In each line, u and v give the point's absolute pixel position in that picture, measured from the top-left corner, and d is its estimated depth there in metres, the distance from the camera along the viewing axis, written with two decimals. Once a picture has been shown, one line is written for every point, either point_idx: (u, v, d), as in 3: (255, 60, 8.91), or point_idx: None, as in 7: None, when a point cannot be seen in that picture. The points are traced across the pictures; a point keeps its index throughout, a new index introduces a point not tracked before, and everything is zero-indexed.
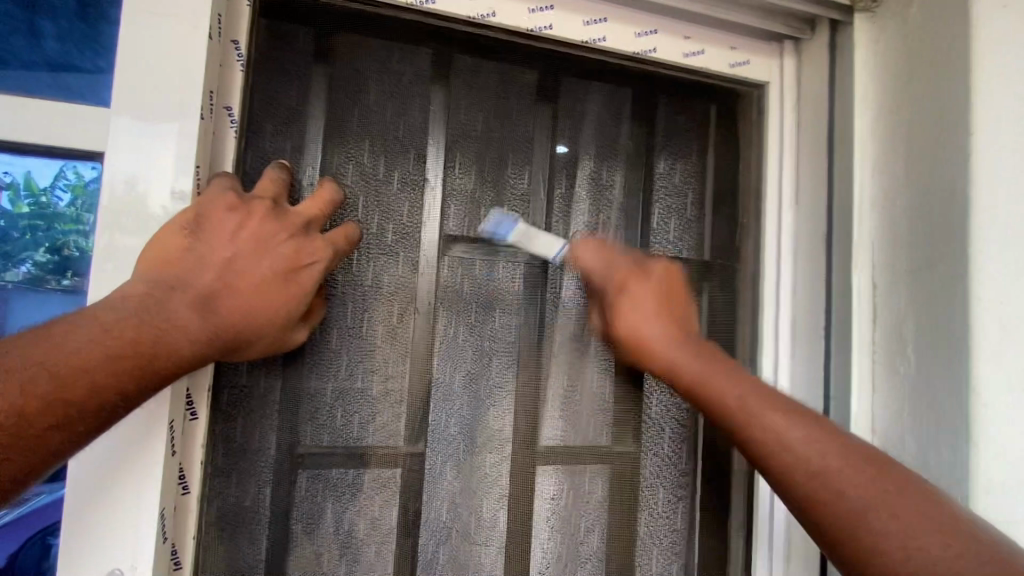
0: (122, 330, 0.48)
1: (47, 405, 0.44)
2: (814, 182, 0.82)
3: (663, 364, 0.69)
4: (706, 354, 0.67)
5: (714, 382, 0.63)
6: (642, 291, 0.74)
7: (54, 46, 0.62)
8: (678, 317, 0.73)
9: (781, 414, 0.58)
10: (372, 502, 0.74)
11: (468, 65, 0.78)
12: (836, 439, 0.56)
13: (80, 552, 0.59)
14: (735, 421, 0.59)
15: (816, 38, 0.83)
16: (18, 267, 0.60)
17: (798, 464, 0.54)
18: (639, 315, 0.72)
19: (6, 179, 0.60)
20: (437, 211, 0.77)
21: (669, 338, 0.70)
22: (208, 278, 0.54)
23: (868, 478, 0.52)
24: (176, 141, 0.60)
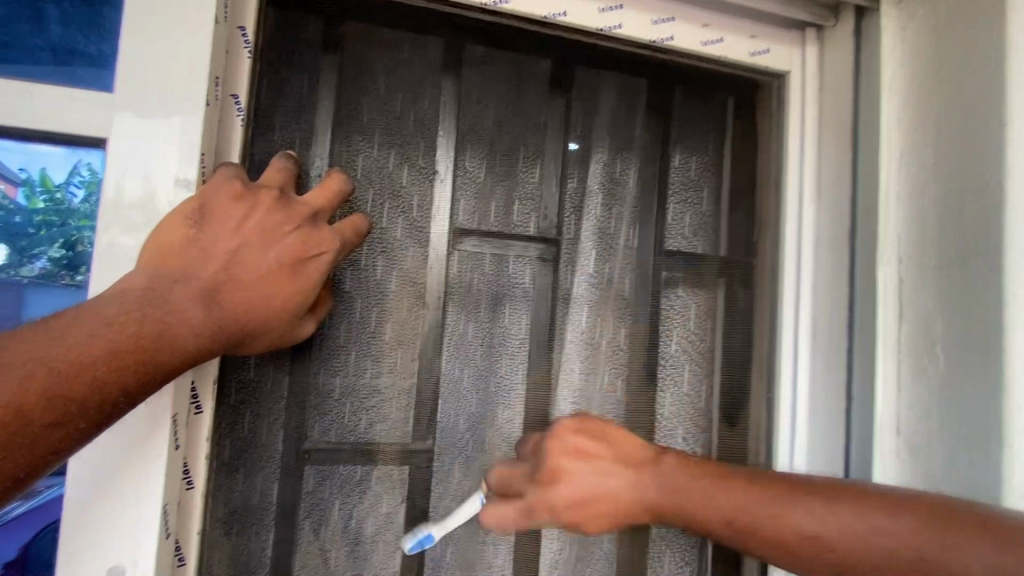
0: (122, 324, 0.46)
1: (48, 400, 0.42)
2: (836, 176, 0.80)
3: (641, 507, 0.60)
4: (680, 476, 0.59)
5: (700, 511, 0.57)
6: (569, 429, 0.64)
7: (57, 28, 0.61)
8: (614, 435, 0.64)
9: (761, 496, 0.56)
10: (379, 499, 0.72)
11: (480, 54, 0.76)
12: (827, 503, 0.53)
13: (81, 549, 0.58)
14: (748, 529, 0.55)
15: (840, 26, 0.81)
16: (32, 262, 0.60)
17: (823, 557, 0.52)
18: (589, 481, 0.61)
19: (22, 175, 0.60)
20: (447, 204, 0.75)
21: (631, 476, 0.61)
22: (214, 270, 0.53)
23: (884, 537, 0.50)
24: (181, 128, 0.59)
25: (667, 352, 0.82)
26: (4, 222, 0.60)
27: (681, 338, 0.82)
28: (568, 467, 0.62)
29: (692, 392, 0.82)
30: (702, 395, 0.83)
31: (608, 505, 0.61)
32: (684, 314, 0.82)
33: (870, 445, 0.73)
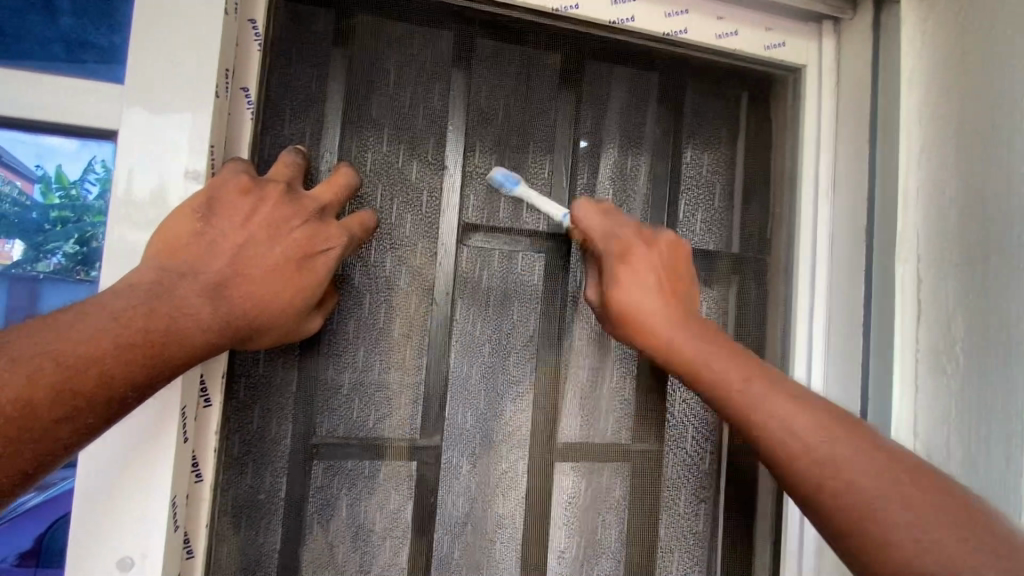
0: (130, 319, 0.46)
1: (57, 395, 0.42)
2: (853, 172, 0.78)
3: (659, 339, 0.64)
4: (708, 337, 0.63)
5: (712, 367, 0.60)
6: (656, 249, 0.69)
7: (70, 20, 0.61)
8: (680, 287, 0.68)
9: (767, 387, 0.56)
10: (386, 495, 0.72)
11: (491, 48, 0.76)
12: (838, 426, 0.52)
13: (91, 542, 0.58)
14: (748, 403, 0.56)
15: (858, 18, 0.79)
16: (48, 258, 0.60)
17: (787, 444, 0.52)
18: (635, 291, 0.66)
19: (39, 172, 0.61)
20: (455, 198, 0.74)
21: (662, 308, 0.65)
22: (222, 264, 0.53)
23: (861, 457, 0.49)
24: (191, 121, 0.59)
25: None
26: (20, 218, 0.60)
27: None
28: (624, 301, 0.67)
29: None
30: None
31: (639, 311, 0.66)
32: (696, 312, 0.80)
33: None
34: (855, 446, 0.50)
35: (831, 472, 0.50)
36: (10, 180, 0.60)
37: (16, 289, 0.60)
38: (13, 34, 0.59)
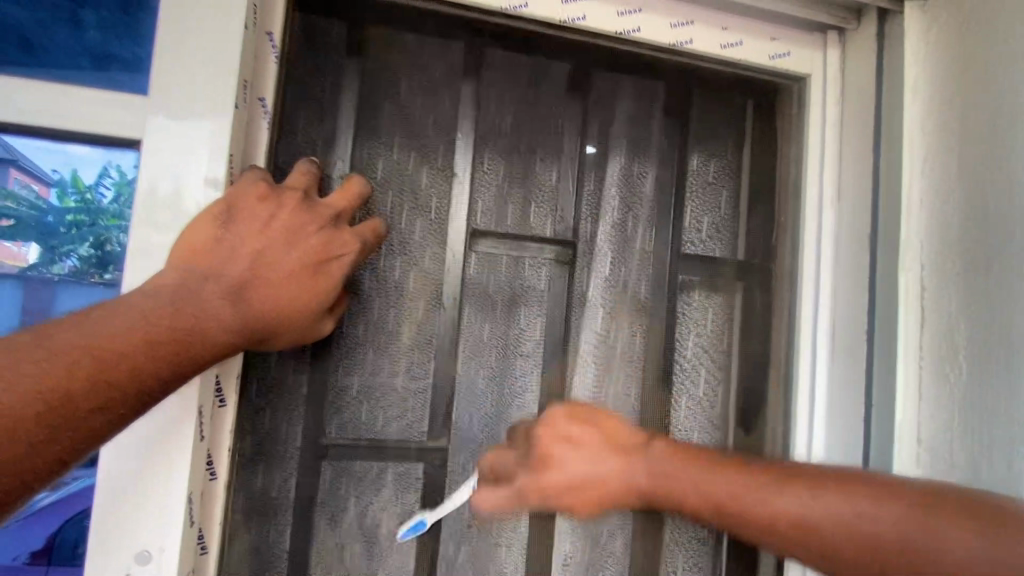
0: (158, 317, 0.48)
1: (91, 385, 0.43)
2: (858, 179, 0.79)
3: (629, 493, 0.56)
4: (664, 462, 0.54)
5: (685, 495, 0.53)
6: (568, 419, 0.61)
7: (95, 36, 0.62)
8: (613, 426, 0.60)
9: (749, 484, 0.50)
10: (394, 496, 0.74)
11: (499, 58, 0.77)
12: (804, 480, 0.49)
13: (112, 533, 0.60)
14: (736, 514, 0.50)
15: (862, 28, 0.80)
16: (63, 260, 0.62)
17: (803, 534, 0.47)
18: (577, 457, 0.58)
19: (55, 177, 0.63)
20: (464, 206, 0.76)
21: (616, 447, 0.57)
22: (240, 268, 0.55)
23: (870, 516, 0.46)
24: (211, 131, 0.61)
25: (682, 354, 0.82)
26: (37, 221, 0.62)
27: (697, 340, 0.82)
28: (561, 453, 0.58)
29: (707, 397, 0.82)
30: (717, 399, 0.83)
31: (590, 476, 0.57)
32: (700, 318, 0.82)
33: (890, 453, 0.72)
34: (860, 510, 0.46)
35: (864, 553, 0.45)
36: (26, 183, 0.62)
37: (32, 291, 0.62)
38: (42, 46, 0.61)
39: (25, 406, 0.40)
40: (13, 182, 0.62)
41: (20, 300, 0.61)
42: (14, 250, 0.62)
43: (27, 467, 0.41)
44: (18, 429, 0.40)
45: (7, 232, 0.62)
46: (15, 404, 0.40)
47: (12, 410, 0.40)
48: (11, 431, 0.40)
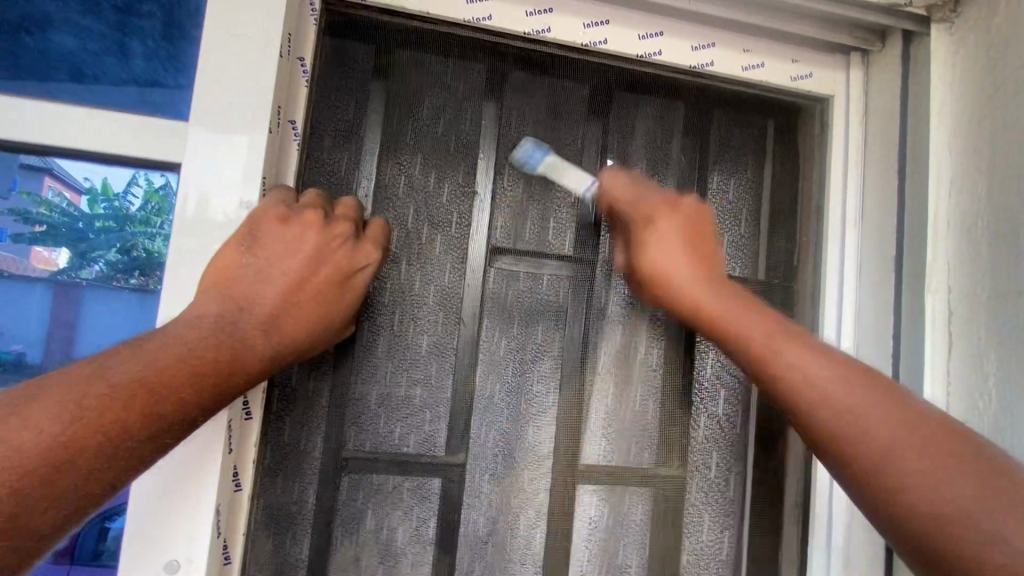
0: (206, 347, 0.50)
1: (144, 417, 0.45)
2: (883, 199, 0.78)
3: (682, 303, 0.62)
4: (744, 307, 0.58)
5: (738, 326, 0.57)
6: (676, 224, 0.65)
7: (141, 63, 0.65)
8: (709, 250, 0.65)
9: (814, 358, 0.52)
10: (410, 511, 0.74)
11: (521, 78, 0.78)
12: (859, 375, 0.51)
13: (145, 547, 0.61)
14: (776, 361, 0.53)
15: (887, 49, 0.80)
16: (91, 266, 0.65)
17: (820, 408, 0.50)
18: (668, 255, 0.64)
19: (86, 185, 0.65)
20: (484, 223, 0.77)
21: (698, 277, 0.61)
22: (275, 291, 0.56)
23: (895, 425, 0.48)
24: (245, 153, 0.63)
25: (701, 372, 0.82)
26: (69, 227, 0.65)
27: (716, 359, 0.82)
28: (653, 254, 0.64)
29: (726, 416, 0.83)
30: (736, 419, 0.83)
31: (673, 273, 0.63)
32: None
33: None
34: (900, 423, 0.48)
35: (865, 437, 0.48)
36: (59, 191, 0.64)
37: (63, 295, 0.64)
38: (93, 73, 0.65)
39: (86, 438, 0.43)
40: (48, 190, 0.64)
41: (51, 303, 0.64)
42: (46, 255, 0.64)
43: (83, 494, 0.43)
44: (77, 459, 0.42)
45: (41, 237, 0.65)
46: (76, 437, 0.42)
47: (74, 443, 0.42)
48: (72, 461, 0.42)
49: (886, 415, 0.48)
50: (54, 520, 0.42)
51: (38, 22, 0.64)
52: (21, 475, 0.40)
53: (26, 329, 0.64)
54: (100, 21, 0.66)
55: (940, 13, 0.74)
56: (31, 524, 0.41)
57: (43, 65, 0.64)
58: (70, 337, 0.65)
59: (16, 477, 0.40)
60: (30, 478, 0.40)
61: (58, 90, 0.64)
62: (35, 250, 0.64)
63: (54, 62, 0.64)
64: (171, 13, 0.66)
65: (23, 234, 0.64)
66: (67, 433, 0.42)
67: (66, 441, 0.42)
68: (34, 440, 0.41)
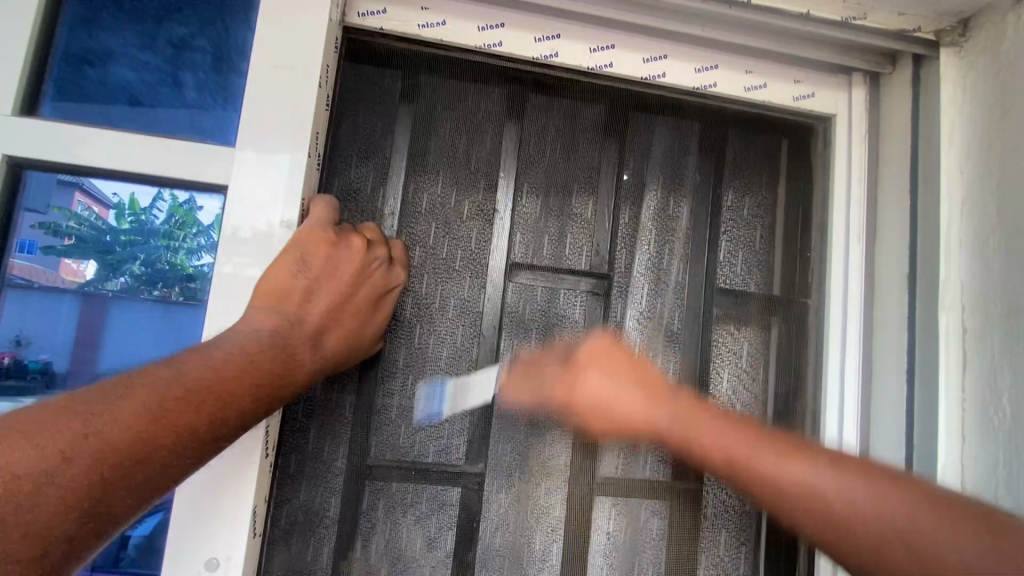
0: (262, 361, 0.54)
1: (211, 422, 0.49)
2: (896, 215, 0.80)
3: (653, 429, 0.58)
4: (688, 416, 0.57)
5: (702, 441, 0.54)
6: (598, 359, 0.67)
7: (194, 96, 0.70)
8: (639, 366, 0.65)
9: (781, 450, 0.51)
10: (430, 519, 0.76)
11: (539, 102, 0.82)
12: (817, 453, 0.51)
13: (189, 544, 0.64)
14: (749, 469, 0.51)
15: (897, 72, 0.82)
16: (117, 277, 0.68)
17: (811, 512, 0.48)
18: (609, 394, 0.62)
19: (114, 200, 0.68)
20: (504, 240, 0.80)
21: (645, 401, 0.60)
22: (320, 311, 0.62)
23: (876, 500, 0.47)
24: (287, 175, 0.67)
25: (717, 388, 0.82)
26: (95, 240, 0.68)
27: (729, 378, 0.83)
28: (592, 391, 0.64)
29: None
30: None
31: (623, 416, 0.60)
32: (735, 352, 0.83)
33: None
34: (871, 493, 0.47)
35: (866, 531, 0.47)
36: (88, 206, 0.68)
37: (90, 305, 0.68)
38: (148, 102, 0.69)
39: (164, 437, 0.46)
40: (77, 204, 0.68)
41: (78, 313, 0.67)
42: (74, 267, 0.68)
43: (154, 489, 0.46)
44: (155, 457, 0.46)
45: (70, 250, 0.68)
46: (156, 434, 0.46)
47: (155, 441, 0.45)
48: (150, 459, 0.45)
49: (873, 491, 0.47)
50: (128, 510, 0.45)
51: (99, 56, 0.70)
52: (110, 466, 0.43)
53: (52, 338, 0.67)
54: (156, 54, 0.71)
55: (948, 38, 0.76)
56: (112, 512, 0.44)
57: (104, 95, 0.69)
58: (95, 346, 0.68)
59: (107, 467, 0.43)
60: (117, 469, 0.44)
61: (115, 117, 0.69)
62: (63, 262, 0.67)
63: (116, 92, 0.69)
64: (219, 46, 0.71)
65: (53, 248, 0.67)
66: (147, 431, 0.45)
67: (147, 437, 0.45)
68: (122, 434, 0.44)
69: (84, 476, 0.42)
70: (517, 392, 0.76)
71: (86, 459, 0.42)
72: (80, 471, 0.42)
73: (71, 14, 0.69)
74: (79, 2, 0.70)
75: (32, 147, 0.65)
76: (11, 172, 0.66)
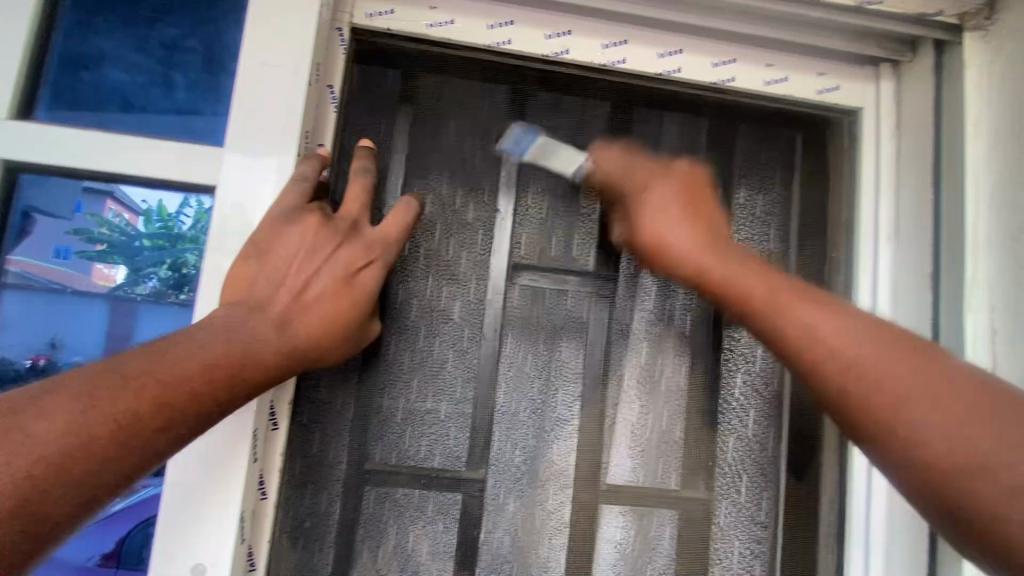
0: (214, 345, 0.53)
1: (155, 409, 0.48)
2: (919, 211, 0.76)
3: (695, 273, 0.57)
4: (737, 259, 0.56)
5: (740, 281, 0.54)
6: (675, 185, 0.65)
7: (185, 96, 0.70)
8: (706, 212, 0.63)
9: (824, 307, 0.49)
10: (431, 526, 0.75)
11: (543, 99, 0.80)
12: (865, 323, 0.48)
13: (170, 549, 0.64)
14: (777, 315, 0.50)
15: (919, 60, 0.77)
16: (146, 282, 0.69)
17: (831, 364, 0.47)
18: (667, 227, 0.61)
19: (144, 206, 0.69)
20: (505, 241, 0.78)
21: (698, 242, 0.59)
22: (282, 303, 0.59)
23: (905, 370, 0.45)
24: (277, 170, 0.67)
25: (730, 392, 0.81)
26: (126, 246, 0.69)
27: (744, 379, 0.81)
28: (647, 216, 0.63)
29: (757, 437, 0.80)
30: (767, 442, 0.80)
31: (675, 243, 0.60)
32: (749, 354, 0.81)
33: None
34: (906, 366, 0.45)
35: (879, 388, 0.45)
36: (120, 212, 0.69)
37: (118, 309, 0.68)
38: (140, 104, 0.70)
39: (98, 427, 0.46)
40: (109, 211, 0.69)
41: (108, 316, 0.68)
42: (105, 271, 0.68)
43: (97, 484, 0.46)
44: (93, 446, 0.45)
45: (101, 255, 0.69)
46: (89, 425, 0.45)
47: (87, 430, 0.45)
48: (86, 450, 0.45)
49: (890, 359, 0.45)
50: (69, 509, 0.44)
51: (94, 59, 0.70)
52: (36, 461, 0.43)
53: (84, 341, 0.68)
54: (151, 59, 0.71)
55: (973, 22, 0.72)
56: (43, 510, 0.43)
57: (99, 98, 0.70)
58: (117, 351, 0.68)
59: (30, 463, 0.43)
60: (45, 463, 0.43)
61: (111, 121, 0.69)
62: (95, 267, 0.68)
63: (110, 96, 0.70)
64: (211, 48, 0.71)
65: (86, 252, 0.68)
66: (80, 421, 0.45)
67: (77, 429, 0.45)
68: (51, 427, 0.44)
69: (5, 475, 0.42)
70: (602, 159, 0.73)
71: (5, 458, 0.42)
72: (1, 469, 0.42)
73: (66, 19, 0.70)
74: (75, 8, 0.70)
75: (25, 149, 0.66)
76: (6, 174, 0.67)
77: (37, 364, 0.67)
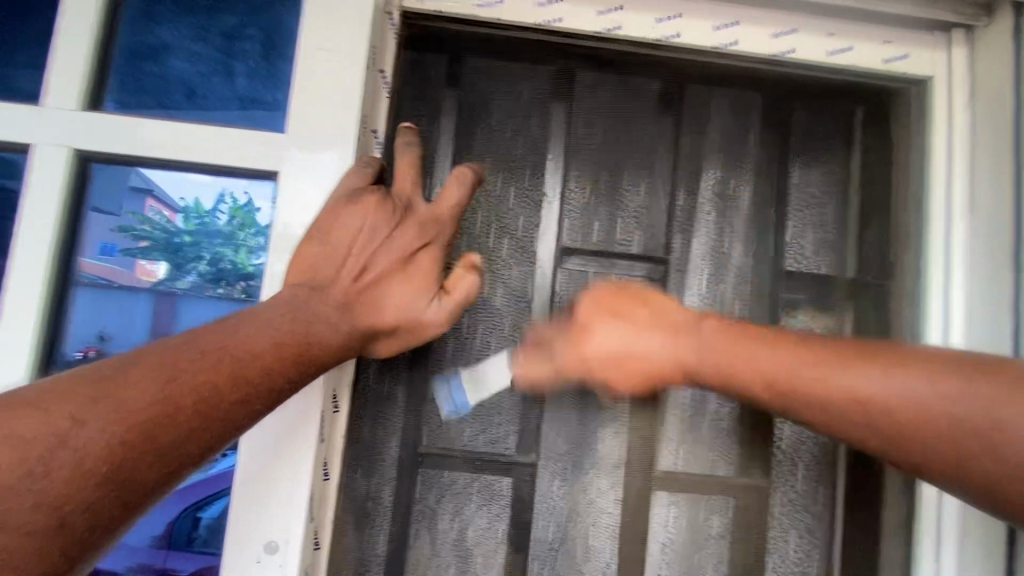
0: (282, 323, 0.54)
1: (233, 381, 0.50)
2: (995, 185, 0.72)
3: (675, 370, 0.62)
4: (717, 338, 0.60)
5: (733, 368, 0.58)
6: (599, 315, 0.68)
7: (244, 82, 0.71)
8: (647, 304, 0.67)
9: (821, 363, 0.55)
10: (482, 510, 0.75)
11: (591, 79, 0.78)
12: (861, 360, 0.53)
13: (242, 524, 0.67)
14: (790, 392, 0.55)
15: (994, 27, 0.73)
16: (185, 277, 0.70)
17: (850, 419, 0.53)
18: (629, 344, 0.65)
19: (182, 204, 0.71)
20: (552, 227, 0.77)
21: (674, 333, 0.62)
22: (345, 286, 0.59)
23: (918, 398, 0.50)
24: (334, 158, 0.68)
25: None
26: (166, 242, 0.71)
27: None
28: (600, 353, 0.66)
29: None
30: None
31: (656, 362, 0.63)
32: None
33: None
34: (916, 392, 0.50)
35: (899, 426, 0.51)
36: (159, 210, 0.71)
37: (161, 303, 0.70)
38: (202, 91, 0.71)
39: (181, 396, 0.47)
40: (149, 210, 0.71)
41: (151, 310, 0.70)
42: (148, 268, 0.70)
43: (179, 455, 0.47)
44: (178, 415, 0.47)
45: (143, 251, 0.71)
46: (174, 393, 0.47)
47: (174, 399, 0.47)
48: (172, 419, 0.46)
49: (895, 380, 0.51)
50: (155, 476, 0.46)
51: (157, 49, 0.72)
52: (125, 428, 0.44)
53: (130, 334, 0.70)
54: (209, 47, 0.72)
55: None
56: (135, 477, 0.45)
57: (161, 86, 0.71)
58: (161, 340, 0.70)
59: (121, 429, 0.44)
60: (135, 429, 0.45)
61: (172, 110, 0.71)
62: (138, 263, 0.71)
63: (173, 86, 0.71)
64: (269, 34, 0.72)
65: (130, 249, 0.71)
66: (167, 390, 0.47)
67: (164, 397, 0.46)
68: (137, 395, 0.46)
69: (97, 441, 0.43)
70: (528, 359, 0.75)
71: (98, 422, 0.44)
72: (93, 435, 0.43)
73: (129, 10, 0.72)
74: None
75: (94, 138, 0.68)
76: (79, 163, 0.69)
77: (88, 356, 0.69)
